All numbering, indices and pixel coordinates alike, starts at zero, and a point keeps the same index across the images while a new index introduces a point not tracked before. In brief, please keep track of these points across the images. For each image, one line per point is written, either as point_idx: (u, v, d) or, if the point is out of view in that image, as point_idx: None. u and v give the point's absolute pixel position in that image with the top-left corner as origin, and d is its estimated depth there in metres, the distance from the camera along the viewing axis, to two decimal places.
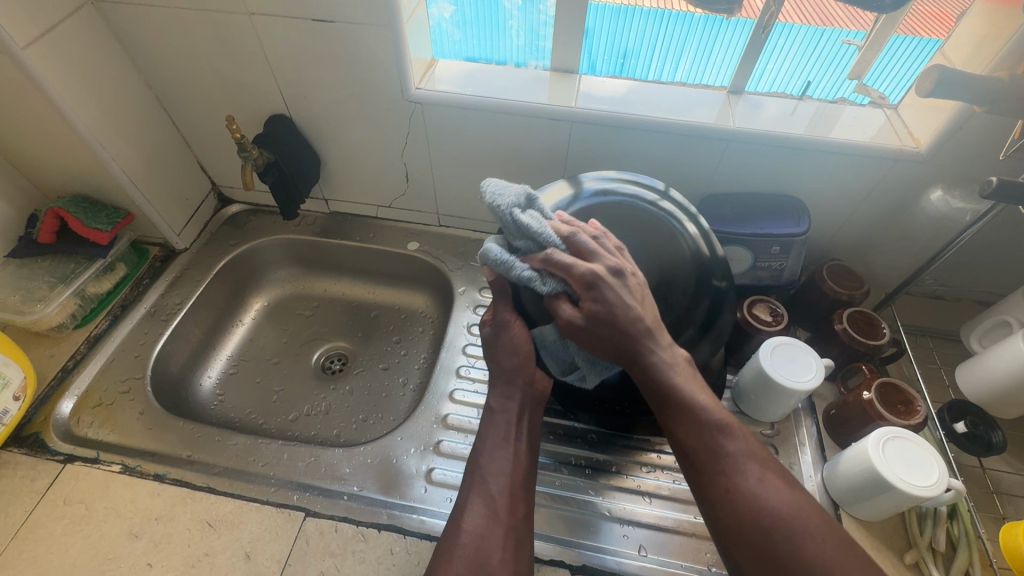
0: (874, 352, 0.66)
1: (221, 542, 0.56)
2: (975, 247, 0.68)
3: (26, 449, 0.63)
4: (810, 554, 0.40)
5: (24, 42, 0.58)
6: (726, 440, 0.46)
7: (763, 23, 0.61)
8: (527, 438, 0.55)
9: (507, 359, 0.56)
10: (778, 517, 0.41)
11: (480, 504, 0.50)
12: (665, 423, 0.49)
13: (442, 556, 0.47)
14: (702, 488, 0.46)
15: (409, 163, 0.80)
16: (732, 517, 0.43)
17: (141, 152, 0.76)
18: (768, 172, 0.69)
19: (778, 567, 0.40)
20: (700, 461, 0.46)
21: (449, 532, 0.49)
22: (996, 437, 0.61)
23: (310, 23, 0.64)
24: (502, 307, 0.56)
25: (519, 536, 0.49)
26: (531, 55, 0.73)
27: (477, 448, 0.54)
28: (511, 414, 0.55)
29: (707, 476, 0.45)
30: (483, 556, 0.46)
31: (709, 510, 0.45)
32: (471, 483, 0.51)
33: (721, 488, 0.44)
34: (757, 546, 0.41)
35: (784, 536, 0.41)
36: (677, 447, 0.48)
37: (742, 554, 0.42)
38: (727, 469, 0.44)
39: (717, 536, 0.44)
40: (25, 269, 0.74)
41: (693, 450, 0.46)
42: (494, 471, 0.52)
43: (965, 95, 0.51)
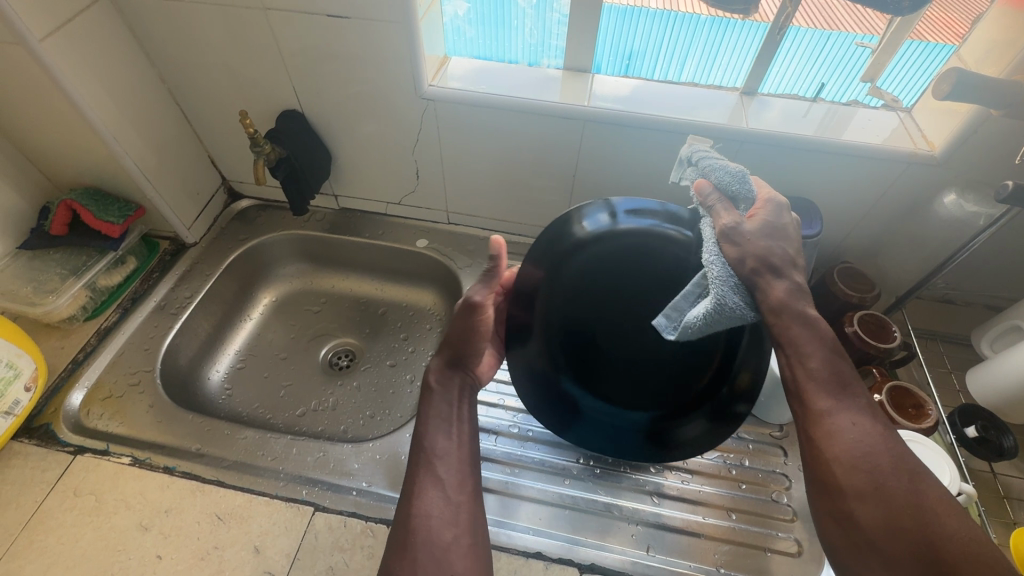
0: (884, 355, 0.66)
1: (231, 536, 0.56)
2: (988, 251, 0.68)
3: (36, 440, 0.63)
4: (930, 503, 0.40)
5: (41, 35, 0.58)
6: (851, 388, 0.45)
7: (778, 25, 0.61)
8: (468, 420, 0.54)
9: (462, 343, 0.57)
10: (895, 465, 0.42)
11: (431, 485, 0.47)
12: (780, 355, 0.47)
13: (396, 542, 0.44)
14: (807, 424, 0.45)
15: (420, 161, 0.80)
16: (847, 454, 0.43)
17: (153, 146, 0.76)
18: (780, 173, 0.69)
19: (890, 501, 0.41)
20: (813, 388, 0.45)
21: (399, 519, 0.45)
22: (1007, 442, 0.61)
23: (325, 19, 0.64)
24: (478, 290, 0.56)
25: (473, 512, 0.47)
26: (543, 53, 0.73)
27: (420, 431, 0.52)
28: (455, 396, 0.54)
29: (824, 416, 0.44)
30: (434, 537, 0.44)
31: (817, 446, 0.44)
32: (418, 467, 0.49)
33: (831, 417, 0.44)
34: (875, 485, 0.41)
35: (904, 481, 0.41)
36: (794, 381, 0.46)
37: (851, 486, 0.42)
38: (847, 404, 0.44)
39: (814, 467, 0.44)
40: (37, 261, 0.75)
41: (808, 389, 0.45)
42: (441, 452, 0.50)
43: (982, 99, 0.51)
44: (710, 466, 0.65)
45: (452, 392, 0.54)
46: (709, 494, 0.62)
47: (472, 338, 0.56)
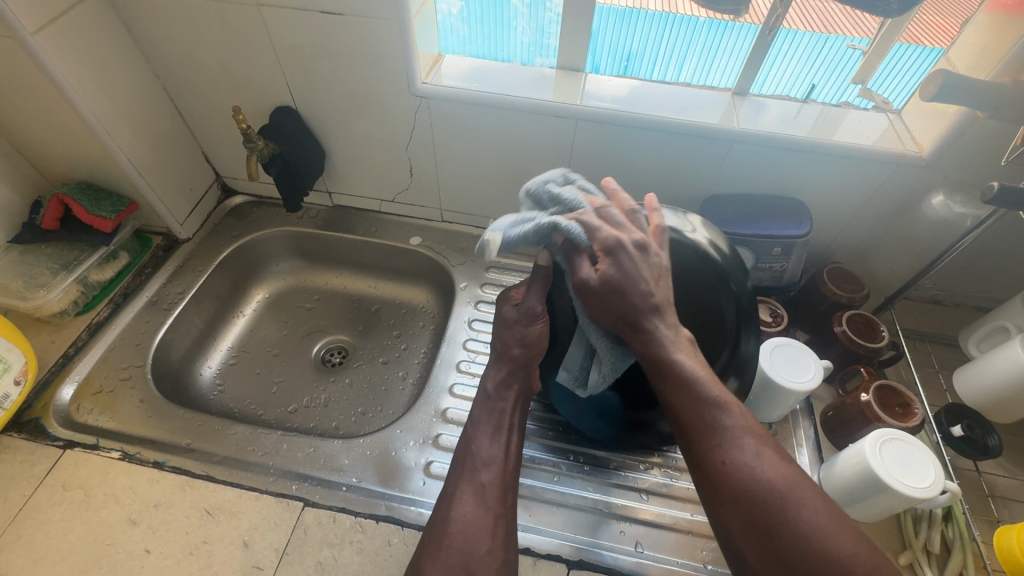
0: (872, 355, 0.66)
1: (220, 530, 0.56)
2: (975, 252, 0.68)
3: (26, 434, 0.63)
4: (806, 533, 0.39)
5: (33, 28, 0.58)
6: (725, 415, 0.44)
7: (770, 25, 0.62)
8: (519, 431, 0.55)
9: (517, 348, 0.55)
10: (773, 495, 0.40)
11: (470, 491, 0.49)
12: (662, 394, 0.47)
13: (431, 543, 0.46)
14: (699, 462, 0.44)
15: (413, 158, 0.80)
16: (727, 494, 0.42)
17: (146, 141, 0.76)
18: (771, 173, 0.69)
19: (775, 540, 0.39)
20: (695, 434, 0.44)
21: (438, 520, 0.48)
22: (993, 441, 0.62)
23: (319, 15, 0.64)
24: (537, 299, 0.54)
25: (509, 525, 0.48)
26: (537, 52, 0.73)
27: (468, 436, 0.54)
28: (507, 404, 0.55)
29: (703, 453, 0.44)
30: (469, 544, 0.46)
31: (706, 488, 0.44)
32: (461, 471, 0.51)
33: (712, 457, 0.43)
34: (753, 523, 0.40)
35: (779, 512, 0.39)
36: (673, 419, 0.46)
37: (738, 527, 0.41)
38: (726, 443, 0.43)
39: (712, 509, 0.43)
40: (29, 255, 0.75)
41: (688, 425, 0.45)
42: (485, 459, 0.51)
43: (968, 101, 0.51)
44: None
45: (506, 401, 0.55)
46: (697, 492, 0.63)
47: (530, 347, 0.55)
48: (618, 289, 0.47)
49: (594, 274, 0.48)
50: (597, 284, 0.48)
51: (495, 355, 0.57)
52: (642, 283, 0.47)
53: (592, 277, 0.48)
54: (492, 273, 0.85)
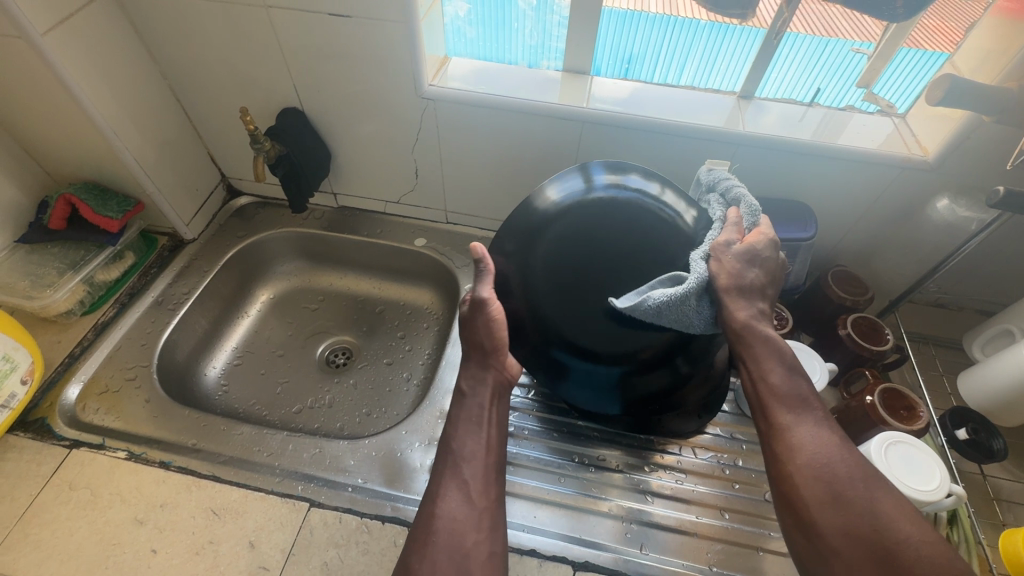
0: (877, 357, 0.67)
1: (227, 530, 0.57)
2: (980, 256, 0.68)
3: (31, 433, 0.63)
4: (884, 508, 0.41)
5: (43, 29, 0.58)
6: (809, 393, 0.47)
7: (776, 28, 0.61)
8: (499, 424, 0.55)
9: (484, 340, 0.56)
10: (854, 469, 0.43)
11: (455, 487, 0.49)
12: (744, 364, 0.49)
13: (418, 539, 0.46)
14: (779, 431, 0.46)
15: (419, 160, 0.81)
16: (809, 461, 0.43)
17: (153, 142, 0.76)
18: (775, 177, 0.70)
19: (852, 511, 0.41)
20: (778, 404, 0.46)
21: (424, 517, 0.48)
22: (997, 444, 0.62)
23: (327, 18, 0.64)
24: (483, 287, 0.54)
25: (495, 517, 0.49)
26: (543, 54, 0.73)
27: (449, 434, 0.53)
28: (484, 398, 0.55)
29: (784, 420, 0.46)
30: (456, 539, 0.46)
31: (779, 456, 0.45)
32: (444, 469, 0.50)
33: (794, 427, 0.45)
34: (832, 490, 0.42)
35: (856, 486, 0.42)
36: (758, 389, 0.48)
37: (813, 495, 0.42)
38: (810, 419, 0.45)
39: (781, 478, 0.44)
40: (35, 254, 0.75)
41: (772, 397, 0.47)
42: (468, 455, 0.51)
43: (974, 106, 0.52)
44: (704, 466, 0.65)
45: (484, 394, 0.55)
46: (702, 494, 0.63)
47: (495, 334, 0.55)
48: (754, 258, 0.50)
49: (738, 241, 0.51)
50: (741, 249, 0.50)
51: (470, 351, 0.57)
52: (766, 267, 0.51)
53: (734, 242, 0.51)
54: None
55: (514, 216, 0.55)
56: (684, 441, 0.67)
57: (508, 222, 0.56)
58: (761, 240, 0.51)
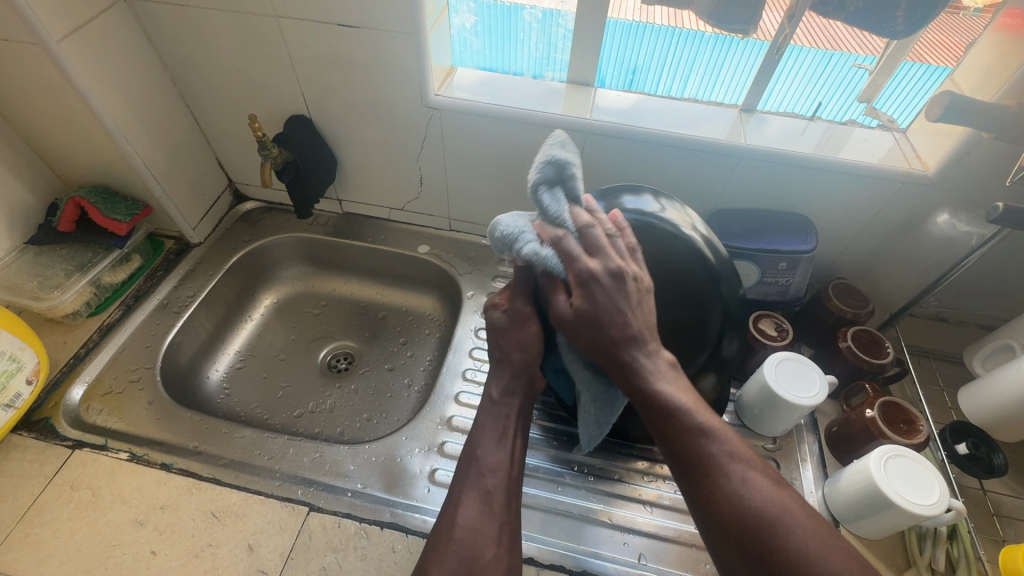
0: (877, 370, 0.67)
1: (226, 533, 0.57)
2: (980, 271, 0.69)
3: (35, 433, 0.64)
4: (803, 547, 0.40)
5: (58, 36, 0.60)
6: (710, 442, 0.45)
7: (776, 45, 0.62)
8: (522, 435, 0.56)
9: (517, 352, 0.57)
10: (765, 513, 0.42)
11: (474, 497, 0.50)
12: (656, 431, 0.48)
13: (436, 548, 0.47)
14: (693, 494, 0.45)
15: (424, 167, 0.81)
16: (721, 520, 0.43)
17: (163, 147, 0.77)
18: (777, 189, 0.70)
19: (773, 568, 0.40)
20: (685, 465, 0.46)
21: (443, 526, 0.49)
22: (998, 459, 0.62)
23: (337, 28, 0.66)
24: (524, 299, 0.57)
25: (513, 531, 0.50)
26: (547, 66, 0.74)
27: (473, 441, 0.55)
28: (512, 408, 0.56)
29: (697, 480, 0.45)
30: (474, 550, 0.47)
31: (704, 519, 0.44)
32: (466, 477, 0.52)
33: (701, 486, 0.44)
34: (748, 549, 0.41)
35: (772, 530, 0.41)
36: (666, 453, 0.47)
37: (734, 556, 0.42)
38: (713, 471, 0.44)
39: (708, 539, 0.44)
40: (43, 256, 0.76)
41: (679, 455, 0.46)
42: (491, 465, 0.52)
43: (973, 122, 0.52)
44: None
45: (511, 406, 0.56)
46: None
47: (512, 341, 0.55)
48: (597, 321, 0.49)
49: (569, 304, 0.51)
50: (574, 317, 0.50)
51: (499, 358, 0.59)
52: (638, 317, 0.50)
53: (567, 307, 0.51)
54: (499, 282, 0.86)
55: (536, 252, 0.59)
56: None
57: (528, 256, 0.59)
58: (590, 304, 0.50)
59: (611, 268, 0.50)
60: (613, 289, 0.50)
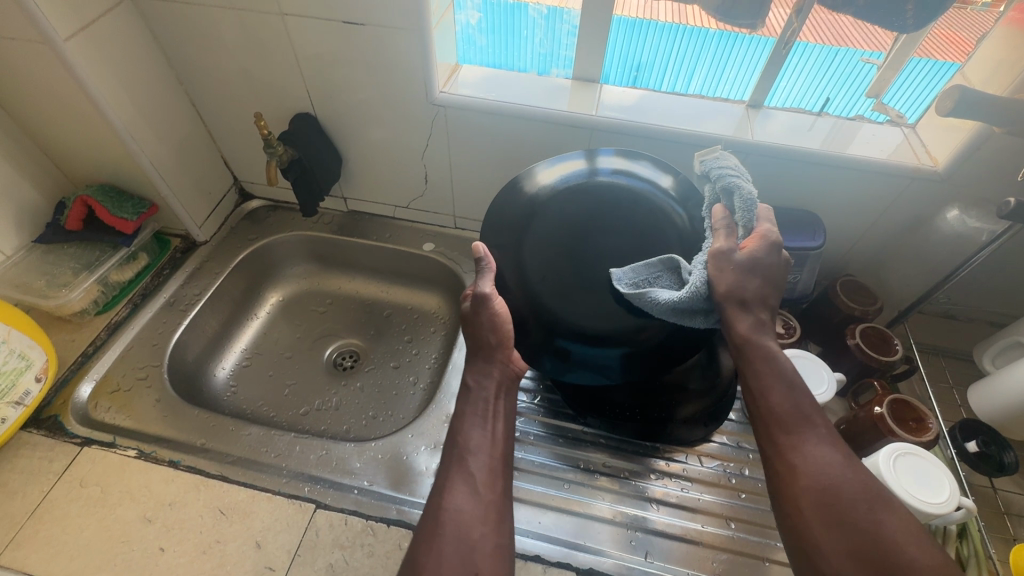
0: (886, 368, 0.66)
1: (233, 530, 0.57)
2: (990, 267, 0.68)
3: (44, 431, 0.64)
4: (891, 532, 0.40)
5: (65, 35, 0.60)
6: (817, 415, 0.46)
7: (785, 39, 0.62)
8: (503, 419, 0.54)
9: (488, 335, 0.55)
10: (857, 492, 0.42)
11: (463, 480, 0.47)
12: (748, 384, 0.49)
13: (423, 537, 0.44)
14: (778, 455, 0.46)
15: (429, 165, 0.81)
16: (810, 483, 0.43)
17: (169, 146, 0.78)
18: (785, 186, 0.70)
19: (856, 534, 0.40)
20: (782, 427, 0.46)
21: (428, 514, 0.46)
22: (1009, 457, 0.61)
23: (341, 25, 0.65)
24: (484, 284, 0.54)
25: (502, 511, 0.47)
26: (552, 63, 0.74)
27: (455, 427, 0.52)
28: (489, 392, 0.54)
29: (786, 441, 0.45)
30: (464, 531, 0.44)
31: (784, 482, 0.44)
32: (450, 462, 0.49)
33: (797, 450, 0.45)
34: (837, 514, 0.41)
35: (863, 507, 0.41)
36: (761, 408, 0.48)
37: (817, 518, 0.42)
38: (814, 442, 0.45)
39: (787, 504, 0.44)
40: (51, 255, 0.76)
41: (776, 415, 0.47)
42: (474, 448, 0.50)
43: (985, 117, 0.52)
44: (709, 474, 0.65)
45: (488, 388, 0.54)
46: (708, 502, 0.62)
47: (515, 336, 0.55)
48: (756, 267, 0.49)
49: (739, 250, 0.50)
50: (742, 259, 0.49)
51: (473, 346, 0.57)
52: (763, 273, 0.50)
53: (735, 251, 0.50)
54: None
55: (506, 199, 0.58)
56: (691, 450, 0.67)
57: (494, 209, 0.59)
58: (758, 245, 0.50)
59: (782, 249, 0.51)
60: (772, 254, 0.50)
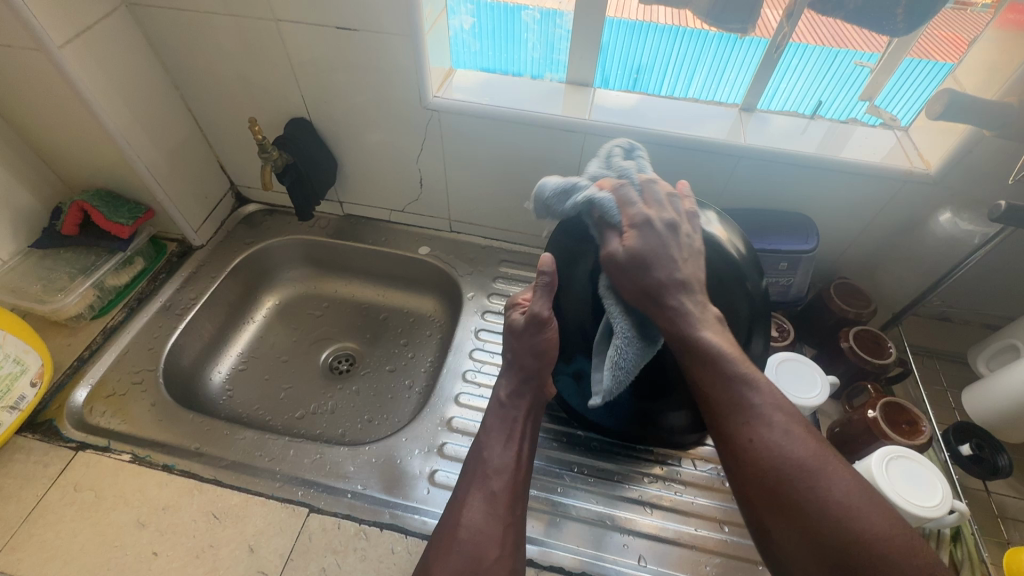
0: (879, 371, 0.66)
1: (226, 534, 0.57)
2: (984, 269, 0.68)
3: (40, 435, 0.64)
4: (837, 503, 0.40)
5: (60, 41, 0.60)
6: (748, 393, 0.45)
7: (776, 42, 0.62)
8: (528, 439, 0.56)
9: (529, 358, 0.56)
10: (806, 466, 0.42)
11: (480, 498, 0.51)
12: (686, 373, 0.48)
13: (439, 546, 0.48)
14: (730, 441, 0.45)
15: (424, 169, 0.82)
16: (762, 469, 0.43)
17: (165, 151, 0.78)
18: (779, 190, 0.70)
19: (806, 520, 0.41)
20: (722, 412, 0.46)
21: (447, 525, 0.50)
22: (1002, 461, 0.61)
23: (334, 31, 0.66)
24: (543, 305, 0.54)
25: (516, 533, 0.50)
26: (546, 67, 0.74)
27: (481, 443, 0.55)
28: (520, 413, 0.57)
29: (733, 432, 0.45)
30: (479, 551, 0.47)
31: (736, 472, 0.44)
32: (473, 478, 0.53)
33: (740, 436, 0.44)
34: (782, 497, 0.42)
35: (812, 484, 0.41)
36: (701, 401, 0.47)
37: (766, 510, 0.42)
38: (753, 420, 0.44)
39: (741, 492, 0.44)
40: (48, 260, 0.77)
41: (717, 405, 0.46)
42: (496, 467, 0.53)
43: (973, 120, 0.52)
44: (703, 477, 0.65)
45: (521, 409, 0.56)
46: (702, 506, 0.62)
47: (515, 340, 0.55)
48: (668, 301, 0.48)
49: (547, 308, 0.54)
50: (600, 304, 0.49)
51: None
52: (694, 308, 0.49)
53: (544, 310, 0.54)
54: (499, 283, 0.86)
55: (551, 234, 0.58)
56: (685, 453, 0.67)
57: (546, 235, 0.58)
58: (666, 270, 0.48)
59: (665, 220, 0.51)
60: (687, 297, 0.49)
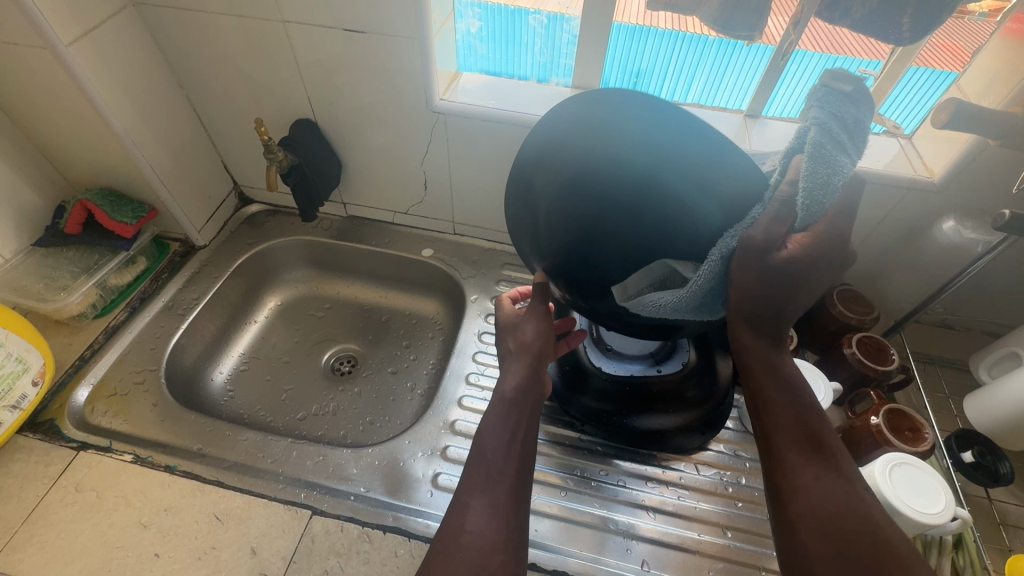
0: (882, 377, 0.67)
1: (229, 536, 0.57)
2: (986, 277, 0.68)
3: (41, 435, 0.64)
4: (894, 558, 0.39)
5: (67, 40, 0.60)
6: (827, 434, 0.45)
7: (783, 50, 0.63)
8: (528, 438, 0.53)
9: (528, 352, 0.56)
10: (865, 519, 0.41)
11: (483, 503, 0.47)
12: (757, 396, 0.47)
13: (439, 553, 0.44)
14: (790, 471, 0.44)
15: (428, 171, 0.82)
16: (818, 506, 0.42)
17: (170, 150, 0.78)
18: None
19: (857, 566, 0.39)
20: (791, 441, 0.45)
21: (447, 531, 0.46)
22: (1003, 468, 0.61)
23: (342, 33, 0.66)
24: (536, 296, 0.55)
25: (518, 540, 0.47)
26: (552, 71, 0.75)
27: (480, 442, 0.52)
28: (522, 410, 0.54)
29: (795, 460, 0.44)
30: (483, 559, 0.44)
31: (789, 499, 0.44)
32: (474, 481, 0.49)
33: (804, 469, 0.44)
34: (838, 538, 0.41)
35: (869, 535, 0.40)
36: (766, 422, 0.47)
37: (815, 542, 0.41)
38: (824, 462, 0.44)
39: (788, 519, 0.43)
40: (50, 258, 0.76)
41: (788, 433, 0.46)
42: (499, 468, 0.50)
43: (978, 129, 0.52)
44: (706, 482, 0.65)
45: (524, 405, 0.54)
46: (704, 511, 0.62)
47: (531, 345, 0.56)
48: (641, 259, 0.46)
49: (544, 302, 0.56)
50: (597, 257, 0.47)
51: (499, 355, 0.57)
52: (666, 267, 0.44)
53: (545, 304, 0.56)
54: (502, 286, 0.86)
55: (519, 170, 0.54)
56: (687, 457, 0.67)
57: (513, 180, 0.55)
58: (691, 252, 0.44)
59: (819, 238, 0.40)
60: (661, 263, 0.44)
